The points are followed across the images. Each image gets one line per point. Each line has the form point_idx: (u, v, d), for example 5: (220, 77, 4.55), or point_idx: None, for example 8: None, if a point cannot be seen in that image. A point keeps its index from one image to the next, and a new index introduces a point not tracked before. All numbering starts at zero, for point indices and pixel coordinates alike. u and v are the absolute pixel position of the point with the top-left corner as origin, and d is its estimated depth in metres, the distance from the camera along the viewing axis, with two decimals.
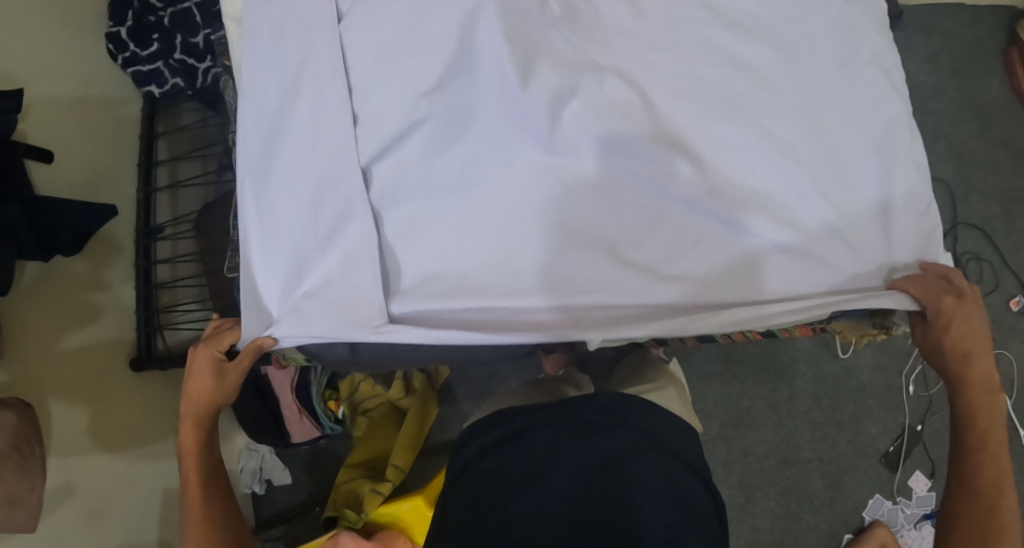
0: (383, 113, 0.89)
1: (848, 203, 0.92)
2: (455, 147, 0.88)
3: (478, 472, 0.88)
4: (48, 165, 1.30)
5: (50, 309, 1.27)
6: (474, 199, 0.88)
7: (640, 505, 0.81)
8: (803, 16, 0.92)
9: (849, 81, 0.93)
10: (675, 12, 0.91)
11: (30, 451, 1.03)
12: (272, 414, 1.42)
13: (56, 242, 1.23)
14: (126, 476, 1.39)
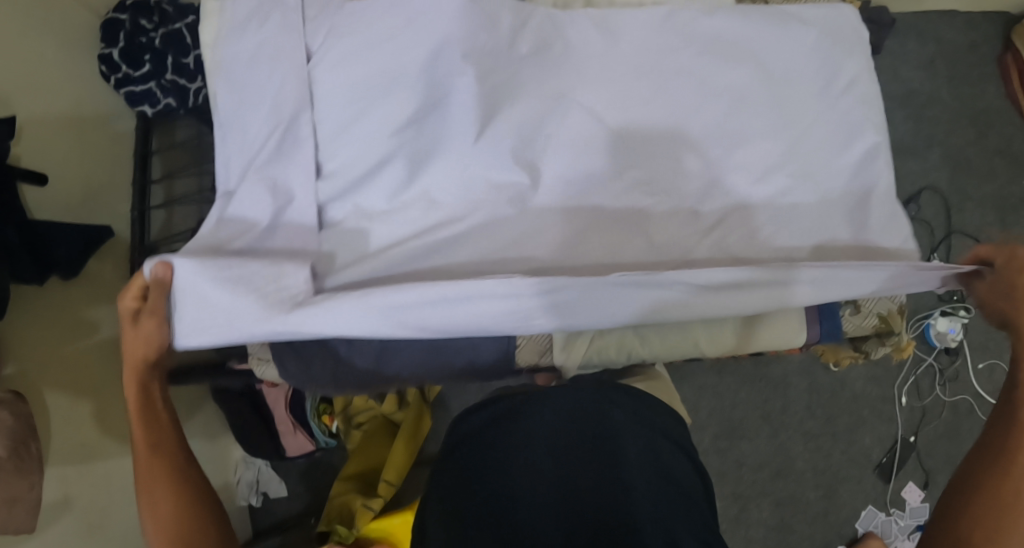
0: (360, 150, 0.90)
1: (820, 230, 0.94)
2: (424, 178, 0.91)
3: (459, 458, 0.83)
4: (44, 189, 1.30)
5: (48, 329, 1.28)
6: (440, 226, 0.91)
7: (633, 492, 0.77)
8: (774, 45, 0.96)
9: (825, 111, 0.96)
10: (650, 45, 0.95)
11: (26, 452, 1.00)
12: (266, 428, 1.45)
13: (52, 262, 1.25)
14: (123, 493, 1.40)
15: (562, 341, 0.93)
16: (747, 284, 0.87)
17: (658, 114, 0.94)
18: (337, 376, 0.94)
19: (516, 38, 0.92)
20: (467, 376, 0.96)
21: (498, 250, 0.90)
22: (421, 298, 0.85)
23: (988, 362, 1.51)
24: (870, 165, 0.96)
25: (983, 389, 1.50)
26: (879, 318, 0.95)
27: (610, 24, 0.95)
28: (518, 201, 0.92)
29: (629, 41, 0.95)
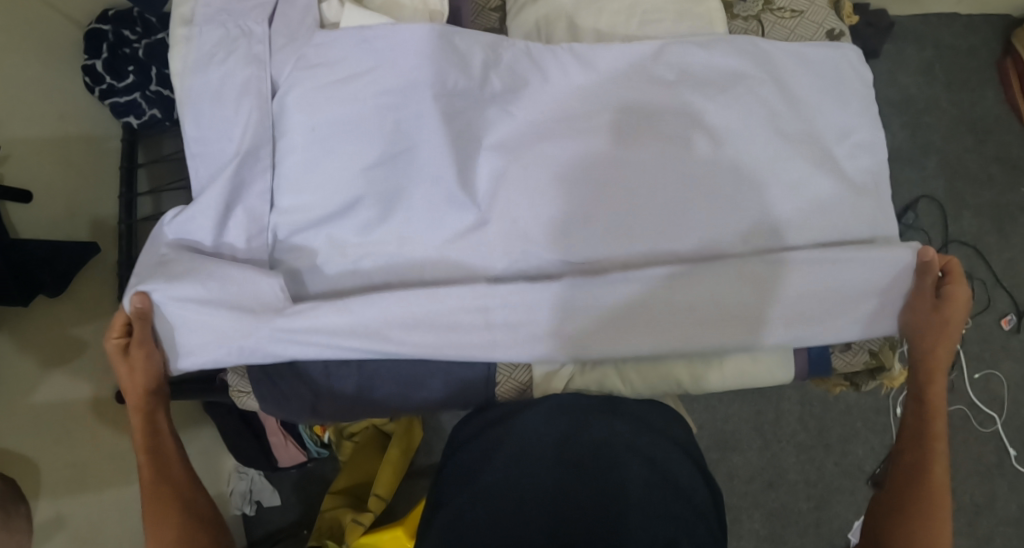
0: (325, 189, 0.89)
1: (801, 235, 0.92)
2: (391, 222, 0.90)
3: (464, 461, 0.89)
4: (27, 206, 1.30)
5: (35, 350, 1.29)
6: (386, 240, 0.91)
7: (631, 498, 0.82)
8: (750, 72, 0.94)
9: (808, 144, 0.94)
10: (627, 75, 0.94)
11: (15, 510, 1.11)
12: (258, 441, 1.45)
13: (36, 284, 1.25)
14: (116, 508, 1.41)
15: (540, 374, 0.93)
16: (732, 278, 0.89)
17: (639, 148, 0.92)
18: (315, 410, 0.93)
19: (489, 75, 0.90)
20: (444, 408, 0.95)
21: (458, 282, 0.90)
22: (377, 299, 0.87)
23: (985, 372, 1.48)
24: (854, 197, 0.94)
25: (979, 400, 1.47)
26: (870, 354, 0.95)
27: (589, 55, 0.93)
28: (486, 232, 0.91)
29: (608, 78, 0.94)
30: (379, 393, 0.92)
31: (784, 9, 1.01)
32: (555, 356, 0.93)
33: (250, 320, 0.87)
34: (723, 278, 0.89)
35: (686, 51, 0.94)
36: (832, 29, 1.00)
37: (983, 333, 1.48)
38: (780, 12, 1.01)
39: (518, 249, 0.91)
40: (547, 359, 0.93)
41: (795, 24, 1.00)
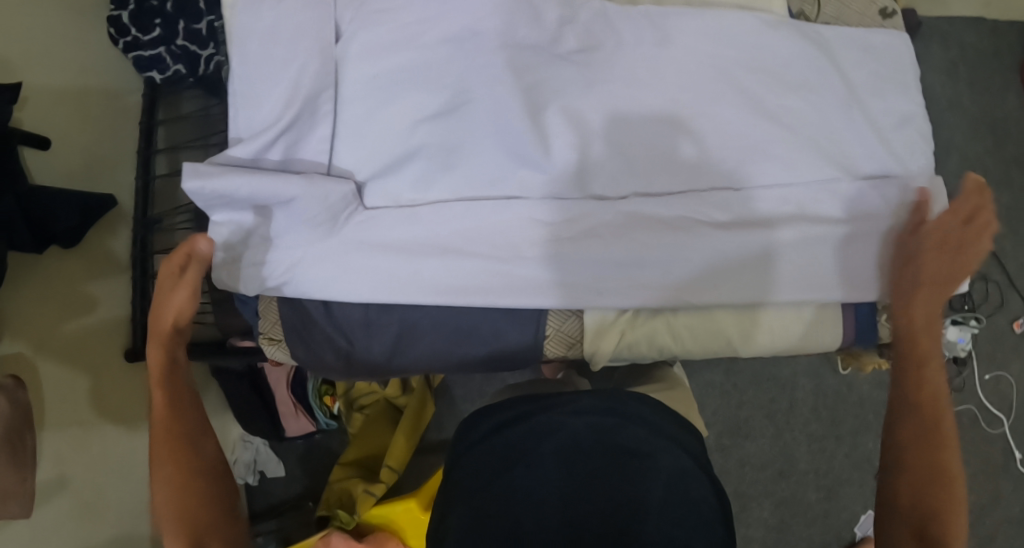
0: (385, 137, 0.87)
1: (850, 198, 0.94)
2: (449, 176, 0.87)
3: (473, 459, 0.87)
4: (45, 154, 1.27)
5: (46, 302, 1.26)
6: (458, 175, 0.87)
7: (650, 495, 0.81)
8: (803, 44, 0.94)
9: (851, 123, 0.95)
10: (692, 39, 0.92)
11: (22, 444, 1.10)
12: (267, 409, 1.45)
13: (51, 234, 1.24)
14: (120, 471, 1.37)
15: (593, 333, 0.90)
16: (790, 179, 0.93)
17: (697, 112, 0.91)
18: (349, 360, 0.90)
19: (564, 32, 0.89)
20: (481, 368, 0.92)
21: (512, 237, 0.87)
22: (457, 192, 0.87)
23: (995, 372, 1.48)
24: (902, 177, 0.96)
25: (989, 401, 1.47)
26: None
27: (667, 24, 0.92)
28: (557, 190, 0.88)
29: (681, 46, 0.91)
30: (416, 351, 0.89)
31: None
32: (607, 312, 0.90)
33: (326, 223, 0.85)
34: (773, 159, 0.92)
35: (750, 22, 0.93)
36: (886, 6, 1.00)
37: (995, 334, 1.48)
38: None
39: (584, 146, 0.88)
40: (602, 325, 0.90)
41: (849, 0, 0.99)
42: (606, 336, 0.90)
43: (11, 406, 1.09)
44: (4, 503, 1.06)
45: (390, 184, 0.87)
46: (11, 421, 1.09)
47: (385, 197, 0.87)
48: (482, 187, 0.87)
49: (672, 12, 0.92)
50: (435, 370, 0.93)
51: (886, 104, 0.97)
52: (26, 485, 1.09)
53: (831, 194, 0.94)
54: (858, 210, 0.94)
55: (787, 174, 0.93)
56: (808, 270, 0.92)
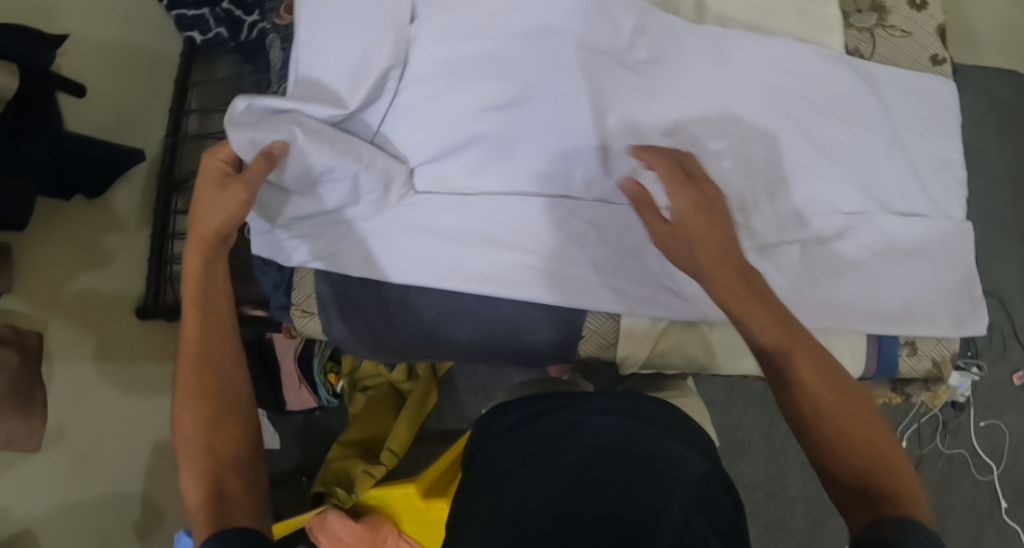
0: (448, 122, 0.87)
1: (886, 233, 0.95)
2: (506, 168, 0.87)
3: (492, 451, 0.89)
4: (78, 103, 1.26)
5: (63, 252, 1.24)
6: (514, 167, 0.87)
7: (675, 495, 0.80)
8: (860, 78, 0.96)
9: (894, 162, 0.96)
10: (755, 60, 0.92)
11: (30, 395, 1.08)
12: (270, 379, 1.46)
13: (77, 183, 1.23)
14: (119, 428, 1.35)
15: (627, 339, 0.92)
16: (833, 209, 0.94)
17: (750, 132, 0.92)
18: (381, 338, 0.92)
19: (635, 41, 0.89)
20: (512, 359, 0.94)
21: (556, 235, 0.89)
22: (511, 185, 0.88)
23: (990, 420, 1.50)
24: (935, 220, 0.97)
25: (981, 448, 1.49)
26: (932, 363, 0.99)
27: (730, 45, 0.92)
28: (608, 193, 0.90)
29: (742, 66, 0.92)
30: (445, 336, 0.91)
31: (895, 28, 1.01)
32: (645, 319, 0.92)
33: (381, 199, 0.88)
34: (819, 186, 0.94)
35: (808, 55, 0.94)
36: (937, 54, 1.01)
37: (994, 383, 1.50)
38: (891, 30, 1.01)
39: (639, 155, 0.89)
40: (637, 334, 0.92)
41: (903, 43, 1.01)
42: (641, 342, 0.93)
43: (23, 357, 1.10)
44: (9, 446, 1.06)
45: (444, 170, 0.88)
46: (21, 370, 1.08)
47: (439, 181, 0.88)
48: (535, 182, 0.88)
49: (734, 33, 0.92)
50: (466, 358, 0.95)
51: (928, 145, 0.99)
52: (34, 437, 1.08)
53: (871, 228, 0.95)
54: (894, 247, 0.95)
55: (830, 204, 0.94)
56: (835, 299, 0.94)
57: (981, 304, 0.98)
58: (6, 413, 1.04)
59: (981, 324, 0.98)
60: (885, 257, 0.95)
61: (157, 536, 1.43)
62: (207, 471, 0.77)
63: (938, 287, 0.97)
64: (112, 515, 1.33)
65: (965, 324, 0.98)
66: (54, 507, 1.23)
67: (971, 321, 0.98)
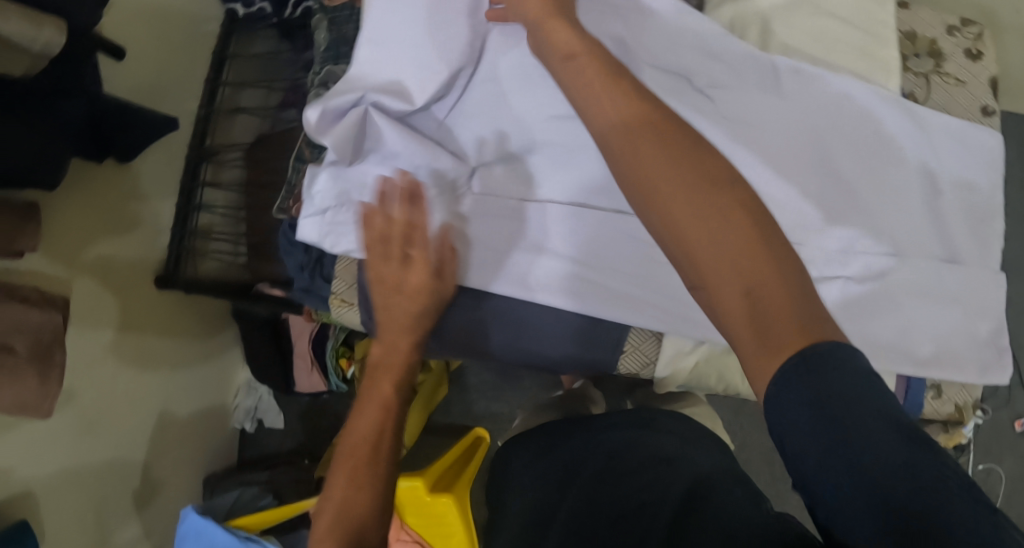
0: (508, 124, 0.91)
1: (929, 280, 0.95)
2: (560, 176, 0.90)
3: (520, 486, 0.91)
4: (117, 65, 1.24)
5: (88, 214, 1.23)
6: (569, 175, 0.90)
7: (672, 487, 0.75)
8: (919, 121, 0.95)
9: (940, 211, 0.96)
10: (822, 94, 0.92)
11: (51, 358, 1.05)
12: (283, 358, 1.48)
13: (110, 146, 1.22)
14: (127, 395, 1.33)
15: (667, 357, 0.94)
16: (882, 250, 0.94)
17: (800, 165, 0.93)
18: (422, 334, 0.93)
19: (699, 66, 0.90)
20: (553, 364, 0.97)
21: (606, 248, 0.90)
22: (566, 190, 0.91)
23: (988, 464, 1.52)
24: (976, 268, 0.97)
25: None
26: (955, 408, 1.02)
27: (795, 78, 0.91)
28: None
29: (805, 101, 0.92)
30: (485, 337, 0.94)
31: (950, 75, 1.01)
32: (685, 342, 0.93)
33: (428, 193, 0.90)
34: (866, 227, 0.93)
35: (866, 96, 0.93)
36: (989, 106, 1.02)
37: (995, 428, 1.52)
38: (947, 77, 1.01)
39: None
40: (675, 351, 0.94)
41: (957, 91, 1.01)
42: (679, 363, 0.95)
43: (40, 316, 1.06)
44: (25, 411, 1.02)
45: (492, 172, 0.92)
46: (40, 329, 1.06)
47: (490, 179, 0.91)
48: (587, 195, 0.90)
49: (797, 67, 0.91)
50: (508, 361, 0.98)
51: (980, 195, 0.98)
52: (49, 401, 1.04)
53: (915, 272, 0.95)
54: (939, 294, 0.96)
55: (880, 246, 0.94)
56: (870, 340, 0.94)
57: (1006, 353, 0.99)
58: (22, 375, 1.00)
59: (1005, 373, 0.99)
60: (928, 306, 0.95)
61: (155, 506, 1.42)
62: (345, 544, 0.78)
63: (970, 336, 0.97)
64: (113, 482, 1.32)
65: (990, 374, 0.98)
66: (59, 470, 1.20)
67: (997, 369, 0.99)
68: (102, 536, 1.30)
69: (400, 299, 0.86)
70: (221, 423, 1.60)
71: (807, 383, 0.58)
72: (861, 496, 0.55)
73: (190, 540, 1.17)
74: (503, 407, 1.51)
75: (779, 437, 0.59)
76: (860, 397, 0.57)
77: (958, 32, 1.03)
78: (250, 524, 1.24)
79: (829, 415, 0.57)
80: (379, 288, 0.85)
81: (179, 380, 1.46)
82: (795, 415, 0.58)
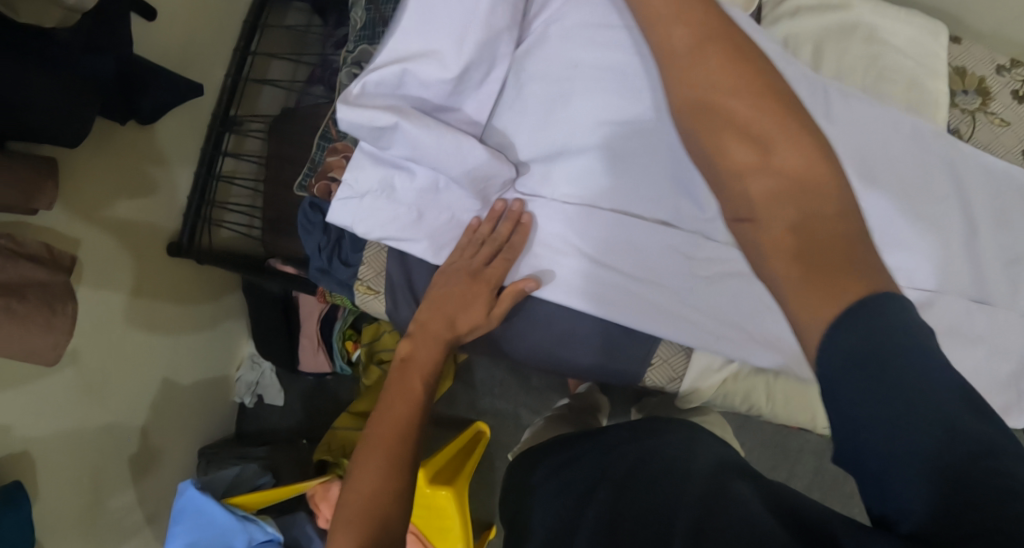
0: (558, 126, 0.89)
1: (956, 321, 0.95)
2: (606, 181, 0.89)
3: (541, 495, 0.91)
4: (148, 27, 1.21)
5: (109, 174, 1.21)
6: (617, 181, 0.89)
7: (690, 487, 0.77)
8: (963, 159, 0.95)
9: (978, 251, 0.95)
10: (867, 123, 0.92)
11: (62, 309, 1.00)
12: (290, 337, 1.45)
13: (136, 107, 1.18)
14: (132, 359, 1.32)
15: (695, 373, 0.94)
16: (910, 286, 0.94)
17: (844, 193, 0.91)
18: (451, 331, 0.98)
19: None
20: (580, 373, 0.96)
21: (646, 256, 0.90)
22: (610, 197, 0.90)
23: None
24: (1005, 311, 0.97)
25: None
26: None
27: (842, 105, 0.91)
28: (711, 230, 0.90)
29: (851, 130, 0.91)
30: (513, 338, 0.96)
31: (996, 115, 1.00)
32: (714, 358, 0.93)
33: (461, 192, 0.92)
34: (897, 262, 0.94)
35: (909, 130, 0.93)
36: None
37: None
38: (992, 116, 1.00)
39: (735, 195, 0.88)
40: (703, 366, 0.94)
41: (1002, 132, 0.99)
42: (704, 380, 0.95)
43: (46, 271, 1.01)
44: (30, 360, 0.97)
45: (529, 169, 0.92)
46: (48, 284, 1.01)
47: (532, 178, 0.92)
48: (626, 203, 0.90)
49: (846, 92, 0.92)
50: (534, 363, 0.98)
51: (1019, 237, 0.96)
52: (56, 353, 0.99)
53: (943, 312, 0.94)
54: (966, 335, 0.95)
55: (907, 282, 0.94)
56: None
57: None
58: (30, 324, 0.95)
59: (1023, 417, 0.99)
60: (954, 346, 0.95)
61: (151, 475, 1.41)
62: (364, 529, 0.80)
63: (992, 378, 0.97)
64: (110, 447, 1.30)
65: (1008, 413, 0.98)
66: (59, 431, 1.19)
67: (1015, 410, 0.98)
68: (96, 501, 1.28)
69: (452, 303, 0.90)
70: (221, 394, 1.59)
71: (849, 327, 0.57)
72: (905, 449, 0.55)
73: (188, 515, 1.16)
74: (507, 404, 1.49)
75: (826, 395, 0.58)
76: (901, 351, 0.55)
77: (1006, 72, 1.01)
78: (247, 504, 1.23)
79: (868, 359, 0.56)
80: (434, 292, 0.92)
81: (184, 349, 1.44)
82: (832, 365, 0.57)
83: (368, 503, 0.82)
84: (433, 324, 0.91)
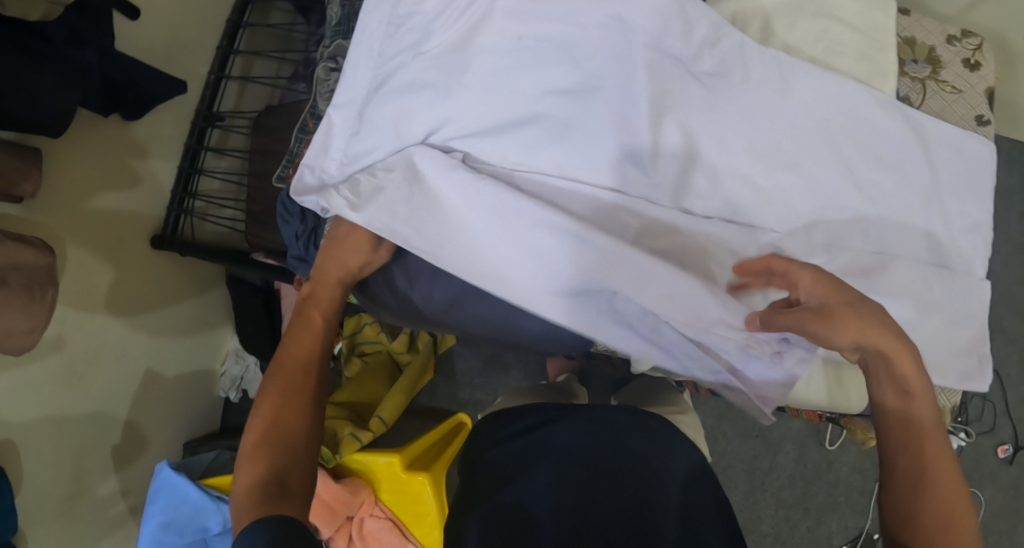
0: (509, 97, 0.90)
1: (914, 285, 0.94)
2: (554, 150, 0.90)
3: (492, 460, 0.92)
4: (133, 23, 1.25)
5: (96, 165, 1.25)
6: (555, 155, 0.90)
7: (665, 499, 0.85)
8: (921, 123, 0.96)
9: (928, 216, 0.96)
10: (825, 87, 0.93)
11: (42, 294, 1.01)
12: (272, 327, 1.49)
13: (121, 102, 1.22)
14: (115, 350, 1.34)
15: None
16: (874, 250, 0.94)
17: (783, 160, 0.92)
18: (410, 302, 1.04)
19: (703, 53, 0.90)
20: (534, 335, 1.03)
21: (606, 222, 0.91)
22: (556, 164, 0.90)
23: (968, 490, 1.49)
24: (962, 274, 0.96)
25: None
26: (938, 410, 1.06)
27: (792, 75, 0.92)
28: (655, 196, 0.92)
29: (803, 103, 0.92)
30: (468, 297, 1.02)
31: (947, 82, 1.02)
32: None
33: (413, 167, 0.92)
34: (856, 229, 0.94)
35: (863, 97, 0.93)
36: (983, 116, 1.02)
37: (978, 453, 1.49)
38: (943, 84, 1.02)
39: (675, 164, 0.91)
40: None
41: (953, 100, 1.01)
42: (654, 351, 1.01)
43: (33, 253, 1.01)
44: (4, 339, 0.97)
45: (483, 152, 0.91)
46: (33, 267, 1.00)
47: (487, 149, 0.91)
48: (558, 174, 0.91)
49: (800, 65, 0.92)
50: (487, 332, 1.05)
51: (965, 206, 0.97)
52: (33, 337, 0.99)
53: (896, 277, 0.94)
54: (929, 299, 0.95)
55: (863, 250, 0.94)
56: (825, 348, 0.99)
57: (987, 363, 0.98)
58: (10, 307, 0.96)
59: (985, 381, 0.98)
60: (916, 312, 0.95)
61: (134, 464, 1.43)
62: (268, 460, 0.89)
63: (948, 343, 0.97)
64: (95, 435, 1.32)
65: (969, 380, 0.98)
66: (41, 416, 1.21)
67: (977, 377, 0.98)
68: (78, 488, 1.30)
69: (338, 251, 0.97)
70: (207, 389, 1.61)
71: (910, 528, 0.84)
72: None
73: (163, 494, 1.17)
74: (486, 394, 1.50)
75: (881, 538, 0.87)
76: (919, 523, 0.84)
77: (956, 42, 1.04)
78: (224, 484, 1.25)
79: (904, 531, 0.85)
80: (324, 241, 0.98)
81: (168, 343, 1.47)
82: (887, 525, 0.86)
83: (268, 430, 0.91)
84: (327, 270, 0.98)
